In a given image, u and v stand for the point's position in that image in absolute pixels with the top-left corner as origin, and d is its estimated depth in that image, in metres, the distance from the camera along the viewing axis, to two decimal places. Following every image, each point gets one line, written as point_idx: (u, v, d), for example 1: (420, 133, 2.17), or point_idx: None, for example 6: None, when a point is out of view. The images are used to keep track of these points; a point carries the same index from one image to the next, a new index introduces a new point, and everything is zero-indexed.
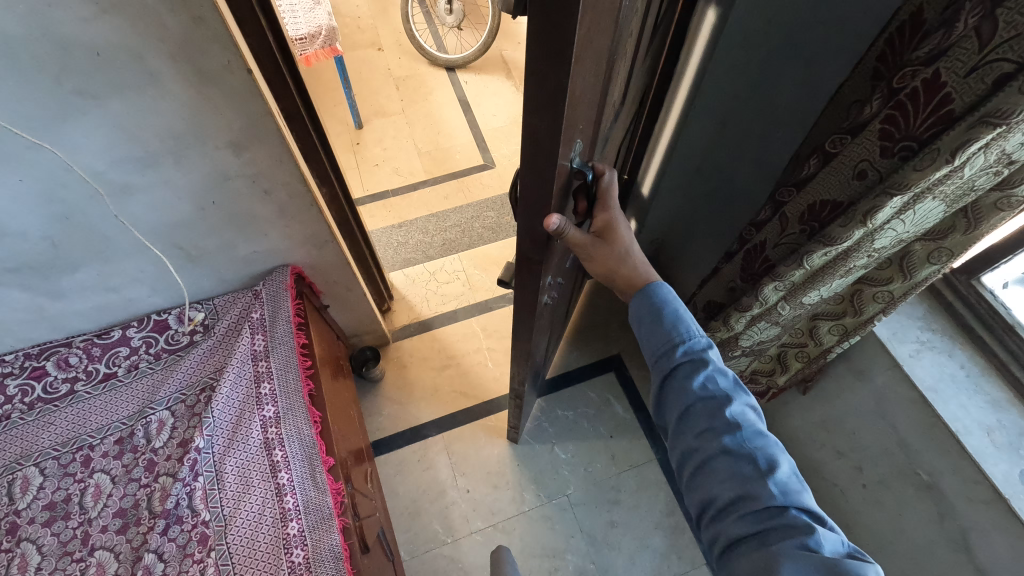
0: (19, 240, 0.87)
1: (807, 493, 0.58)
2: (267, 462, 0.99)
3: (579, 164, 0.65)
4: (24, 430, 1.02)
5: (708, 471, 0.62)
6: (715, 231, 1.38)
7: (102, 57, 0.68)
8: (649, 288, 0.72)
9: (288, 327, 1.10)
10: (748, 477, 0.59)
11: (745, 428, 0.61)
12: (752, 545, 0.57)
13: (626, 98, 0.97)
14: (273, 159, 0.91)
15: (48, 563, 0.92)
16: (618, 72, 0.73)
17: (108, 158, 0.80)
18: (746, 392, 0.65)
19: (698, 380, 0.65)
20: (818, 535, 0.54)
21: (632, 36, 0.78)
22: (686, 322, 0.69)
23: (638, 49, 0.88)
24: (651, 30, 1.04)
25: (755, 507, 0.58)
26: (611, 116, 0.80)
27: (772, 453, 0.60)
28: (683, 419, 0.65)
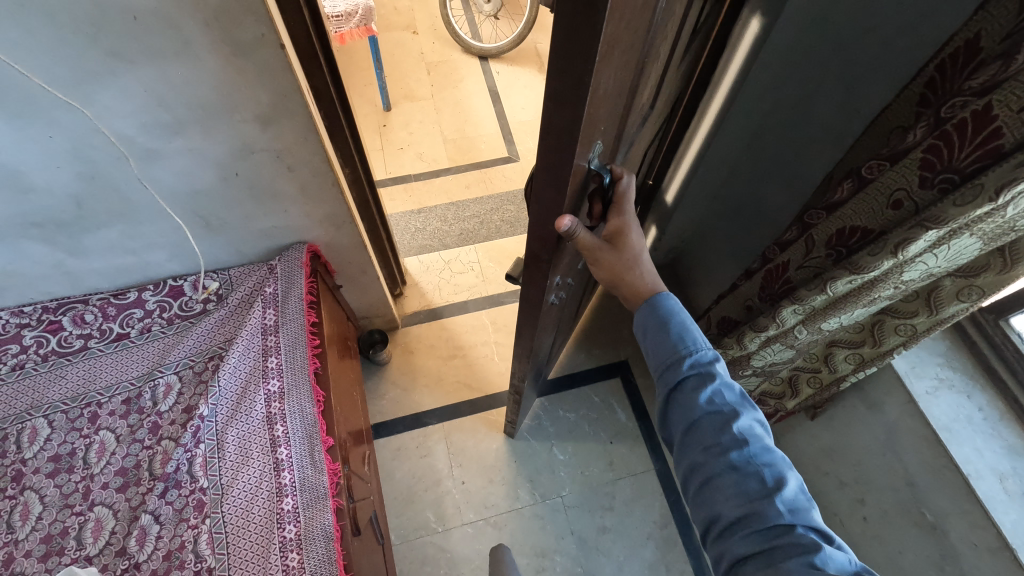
0: (45, 197, 0.88)
1: (814, 510, 0.58)
2: (267, 436, 1.00)
3: (597, 166, 0.62)
4: (37, 381, 1.04)
5: (714, 487, 0.61)
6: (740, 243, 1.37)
7: (138, 21, 0.68)
8: (655, 298, 0.70)
9: (300, 304, 1.11)
10: (754, 494, 0.58)
11: (753, 444, 0.60)
12: (759, 564, 0.56)
13: (655, 102, 0.96)
14: (299, 135, 0.91)
15: (49, 513, 0.94)
16: (648, 73, 0.71)
17: (137, 122, 0.81)
18: (753, 406, 0.64)
19: (705, 393, 0.63)
20: (825, 553, 0.53)
21: (666, 39, 0.76)
22: (694, 333, 0.67)
23: (672, 53, 0.85)
24: (690, 35, 1.01)
25: (763, 525, 0.56)
26: (636, 117, 0.78)
27: (780, 470, 0.59)
28: (689, 433, 0.64)
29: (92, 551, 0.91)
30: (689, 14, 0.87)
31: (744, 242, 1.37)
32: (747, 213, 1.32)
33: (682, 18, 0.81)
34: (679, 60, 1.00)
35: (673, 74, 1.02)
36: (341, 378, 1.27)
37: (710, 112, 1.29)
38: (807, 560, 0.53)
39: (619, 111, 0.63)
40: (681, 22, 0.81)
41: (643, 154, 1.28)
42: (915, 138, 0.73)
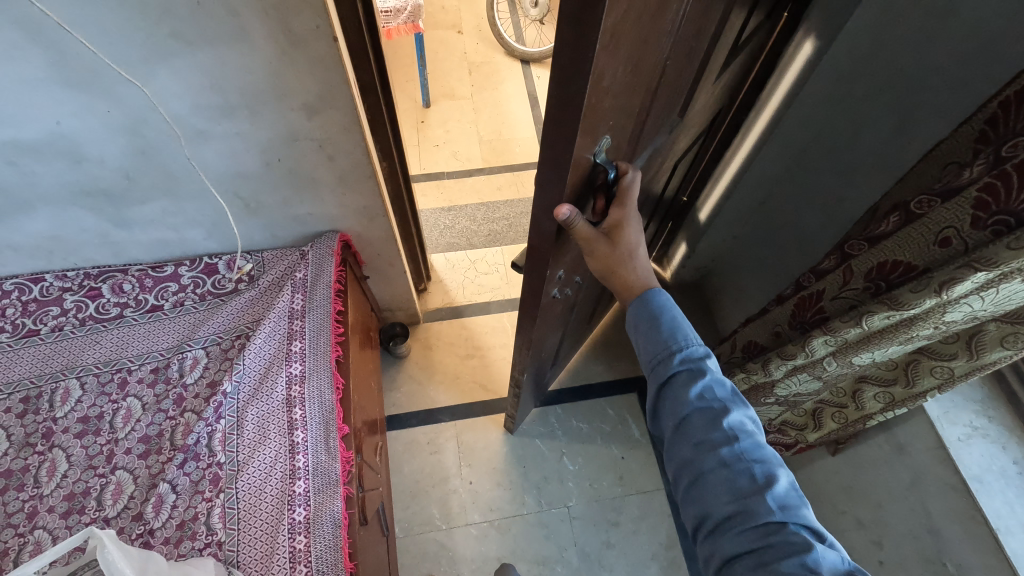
0: (98, 168, 0.92)
1: (806, 508, 0.57)
2: (285, 418, 1.02)
3: (601, 158, 0.64)
4: (74, 343, 1.08)
5: (705, 483, 0.61)
6: (775, 269, 1.36)
7: (201, 6, 0.70)
8: (647, 294, 0.71)
9: (327, 292, 1.13)
10: (744, 490, 0.58)
11: (743, 440, 0.60)
12: (750, 563, 0.56)
13: (688, 113, 0.96)
14: (342, 127, 0.93)
15: (74, 472, 0.97)
16: (668, 79, 0.73)
17: (191, 102, 0.83)
18: (743, 402, 0.64)
19: (695, 389, 0.64)
20: (816, 554, 0.53)
21: (698, 50, 0.77)
22: (685, 329, 0.68)
23: (706, 67, 0.86)
24: (734, 54, 1.02)
25: (754, 522, 0.57)
26: (654, 121, 0.80)
27: (771, 467, 0.59)
28: (680, 428, 0.64)
29: (110, 513, 0.94)
30: (731, 29, 0.86)
31: (777, 267, 1.35)
32: (783, 237, 1.30)
33: (719, 32, 0.81)
34: (719, 75, 1.00)
35: (710, 90, 1.03)
36: (360, 368, 1.29)
37: (753, 133, 1.28)
38: (798, 559, 0.53)
39: (632, 109, 0.66)
40: (717, 36, 0.82)
41: (673, 169, 1.28)
42: (970, 176, 0.71)
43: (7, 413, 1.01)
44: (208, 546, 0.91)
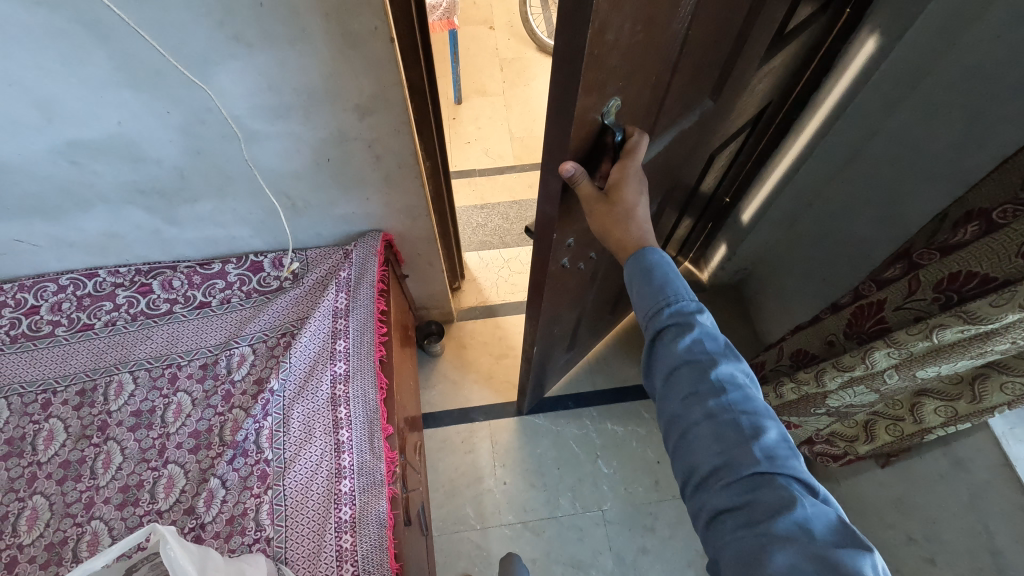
0: (154, 168, 0.93)
1: (796, 461, 0.54)
2: (331, 417, 1.03)
3: (609, 120, 0.64)
4: (126, 338, 1.11)
5: (691, 437, 0.58)
6: (824, 275, 1.32)
7: (264, 8, 0.70)
8: (642, 251, 0.67)
9: (370, 291, 1.13)
10: (731, 444, 0.55)
11: (731, 393, 0.57)
12: (735, 520, 0.52)
13: (721, 102, 0.93)
14: (392, 127, 0.92)
15: (128, 464, 0.99)
16: (690, 57, 0.72)
17: (248, 104, 0.84)
18: (735, 353, 0.61)
19: (683, 341, 0.61)
20: (802, 510, 0.50)
21: (726, 31, 0.76)
22: (677, 281, 0.65)
23: (740, 55, 0.84)
24: (784, 51, 0.99)
25: (740, 476, 0.53)
26: (676, 99, 0.79)
27: (759, 420, 0.56)
28: (667, 382, 0.61)
29: (162, 506, 0.96)
30: (772, 13, 0.83)
31: (826, 273, 1.31)
32: (836, 242, 1.27)
33: (752, 17, 0.79)
34: (763, 67, 0.97)
35: (754, 84, 1.00)
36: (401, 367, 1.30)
37: (805, 133, 1.25)
38: (784, 513, 0.50)
39: (646, 78, 0.66)
40: (748, 21, 0.79)
41: (713, 167, 1.27)
42: None
43: (64, 405, 1.04)
44: (257, 542, 0.92)
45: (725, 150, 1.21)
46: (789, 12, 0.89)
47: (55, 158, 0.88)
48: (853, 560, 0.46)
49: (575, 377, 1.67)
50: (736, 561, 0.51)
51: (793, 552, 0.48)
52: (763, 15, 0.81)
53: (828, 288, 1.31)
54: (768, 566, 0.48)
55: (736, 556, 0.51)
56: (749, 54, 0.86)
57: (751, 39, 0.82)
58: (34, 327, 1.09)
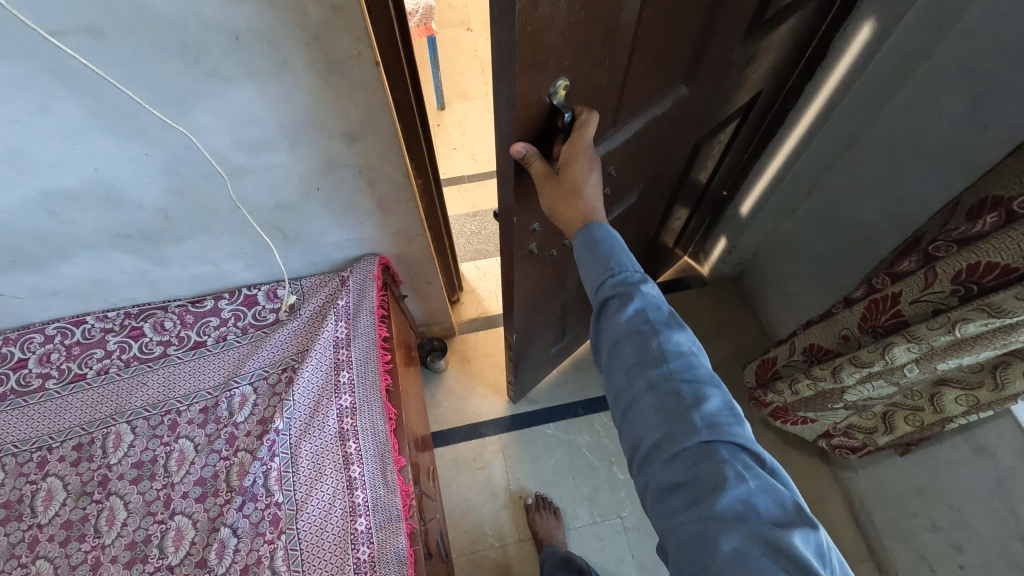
0: (136, 211, 0.89)
1: (737, 430, 0.54)
2: (339, 452, 1.00)
3: (557, 100, 0.62)
4: (121, 386, 1.06)
5: (636, 410, 0.58)
6: (829, 264, 1.31)
7: (240, 41, 0.66)
8: (588, 223, 0.65)
9: (371, 318, 1.10)
10: (673, 415, 0.55)
11: (673, 362, 0.58)
12: (678, 494, 0.52)
13: (696, 90, 0.90)
14: (382, 151, 0.89)
15: (133, 519, 0.95)
16: (646, 41, 0.69)
17: (230, 139, 0.80)
18: (678, 322, 0.60)
19: (625, 314, 0.61)
20: (741, 480, 0.50)
21: (689, 16, 0.72)
22: (621, 253, 0.64)
23: (710, 40, 0.81)
24: (768, 35, 0.94)
25: (682, 448, 0.53)
26: (637, 87, 0.76)
27: (701, 388, 0.56)
28: (613, 356, 0.62)
29: (173, 560, 0.92)
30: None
31: (832, 263, 1.30)
32: (842, 231, 1.25)
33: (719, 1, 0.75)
34: (745, 53, 0.92)
35: (738, 71, 0.96)
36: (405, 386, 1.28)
37: (802, 123, 1.23)
38: (723, 484, 0.50)
39: (599, 60, 0.64)
40: (715, 6, 0.76)
41: (706, 157, 1.24)
42: None
43: (60, 462, 1.00)
44: None
45: (716, 138, 1.19)
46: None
47: (31, 209, 0.83)
48: (790, 534, 0.46)
49: (583, 382, 1.65)
50: (682, 539, 0.50)
51: (733, 524, 0.48)
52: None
53: (836, 279, 1.29)
54: (711, 542, 0.48)
55: (680, 529, 0.51)
56: (721, 38, 0.83)
57: (719, 24, 0.79)
58: (22, 381, 1.05)
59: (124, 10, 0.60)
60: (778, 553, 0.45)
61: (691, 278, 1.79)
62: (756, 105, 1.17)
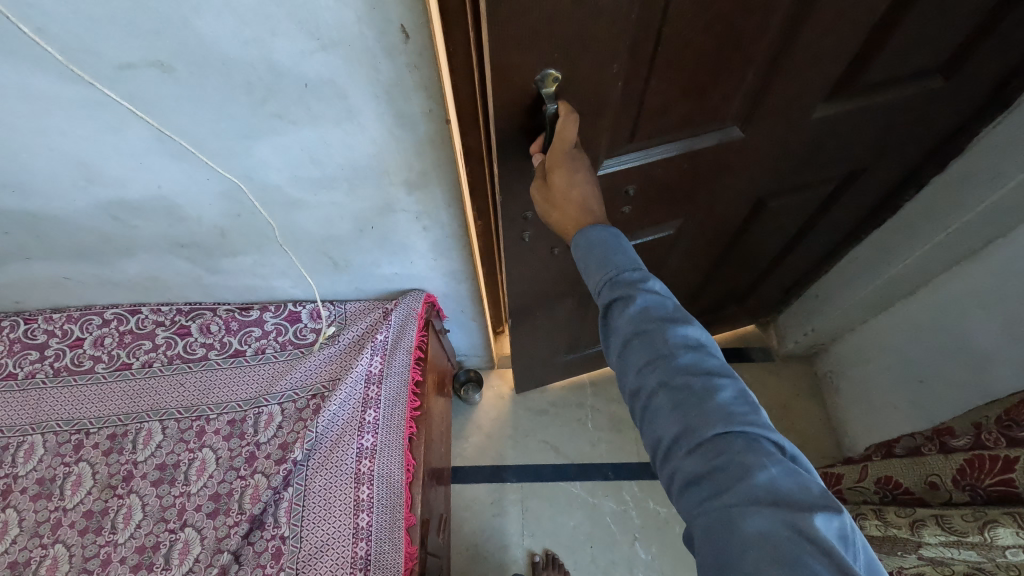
0: (196, 226, 0.89)
1: (760, 419, 0.43)
2: (352, 495, 0.97)
3: (545, 91, 0.55)
4: (160, 382, 1.08)
5: (647, 407, 0.46)
6: (930, 379, 1.17)
7: (309, 89, 0.62)
8: (586, 226, 0.57)
9: (406, 358, 1.07)
10: (690, 410, 0.43)
11: (684, 351, 0.46)
12: (702, 496, 0.41)
13: (757, 136, 0.80)
14: (442, 201, 0.84)
15: (147, 523, 0.96)
16: (678, 65, 0.61)
17: (290, 175, 0.77)
18: (683, 308, 0.49)
19: (630, 306, 0.49)
20: (772, 474, 0.39)
21: (740, 47, 0.62)
22: (621, 246, 0.54)
23: (772, 83, 0.70)
24: (860, 100, 0.80)
25: (703, 444, 0.42)
26: (659, 110, 0.68)
27: (717, 378, 0.45)
28: (617, 355, 0.49)
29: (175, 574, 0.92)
30: (834, 46, 0.67)
31: (932, 378, 1.17)
32: (947, 343, 1.13)
33: (787, 41, 0.64)
34: (824, 111, 0.79)
35: (819, 134, 0.84)
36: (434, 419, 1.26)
37: (914, 221, 1.10)
38: (751, 484, 0.39)
39: (606, 68, 0.57)
40: (782, 45, 0.65)
41: (785, 224, 1.12)
42: None
43: (94, 449, 1.03)
44: None
45: (799, 207, 1.06)
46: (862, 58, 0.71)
47: (99, 213, 0.85)
48: (822, 521, 0.37)
49: (618, 445, 1.54)
50: (707, 544, 0.40)
51: (772, 531, 0.37)
52: (812, 45, 0.65)
53: (934, 395, 1.17)
54: (745, 550, 0.37)
55: (707, 537, 0.40)
56: (792, 85, 0.71)
57: (788, 67, 0.67)
58: (76, 361, 1.09)
59: (196, 49, 0.57)
60: (816, 551, 0.36)
61: (756, 350, 1.63)
62: (862, 190, 1.05)
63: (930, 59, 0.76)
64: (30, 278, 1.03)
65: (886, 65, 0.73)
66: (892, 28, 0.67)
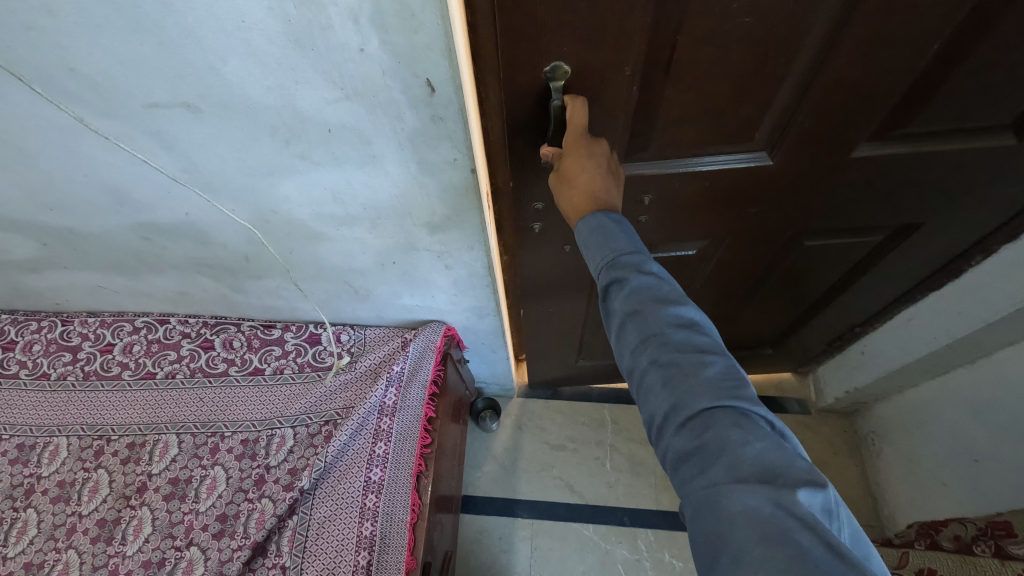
0: (221, 249, 0.89)
1: (747, 393, 0.46)
2: (355, 531, 0.96)
3: (554, 85, 0.59)
4: (180, 394, 1.10)
5: (641, 386, 0.50)
6: (987, 460, 1.07)
7: (332, 133, 0.61)
8: (590, 213, 0.57)
9: (421, 393, 1.05)
10: (678, 389, 0.46)
11: (676, 331, 0.49)
12: (690, 468, 0.44)
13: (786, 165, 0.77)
14: (465, 244, 0.81)
15: (155, 538, 0.97)
16: (697, 72, 0.61)
17: (312, 211, 0.76)
18: (678, 287, 0.52)
19: (625, 289, 0.52)
20: (754, 444, 0.42)
21: (764, 66, 0.61)
22: (621, 230, 0.55)
23: (802, 111, 0.67)
24: (910, 148, 0.74)
25: (690, 420, 0.45)
26: (676, 119, 0.68)
27: (704, 356, 0.47)
28: (615, 337, 0.53)
29: None
30: (874, 79, 0.63)
31: (990, 457, 1.07)
32: (1010, 427, 1.03)
33: (817, 68, 0.62)
34: (866, 152, 0.75)
35: (860, 178, 0.80)
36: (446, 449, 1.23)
37: (977, 290, 1.00)
38: (733, 455, 0.42)
39: (618, 68, 0.59)
40: (811, 71, 0.63)
41: (829, 267, 1.05)
42: None
43: (113, 456, 1.05)
44: None
45: (842, 252, 1.00)
46: (913, 99, 0.67)
47: (131, 233, 0.86)
48: (804, 496, 0.39)
49: (636, 489, 1.48)
50: (697, 513, 0.43)
51: (752, 500, 0.40)
52: (844, 76, 0.62)
53: (990, 482, 1.06)
54: (728, 518, 0.40)
55: (695, 506, 0.43)
56: (826, 115, 0.68)
57: (818, 97, 0.65)
58: (105, 366, 1.12)
59: (222, 93, 0.56)
60: (799, 523, 0.37)
61: (791, 402, 1.53)
62: (919, 247, 0.97)
63: (1000, 113, 0.69)
64: (68, 284, 1.06)
65: (941, 110, 0.68)
66: (947, 70, 0.62)
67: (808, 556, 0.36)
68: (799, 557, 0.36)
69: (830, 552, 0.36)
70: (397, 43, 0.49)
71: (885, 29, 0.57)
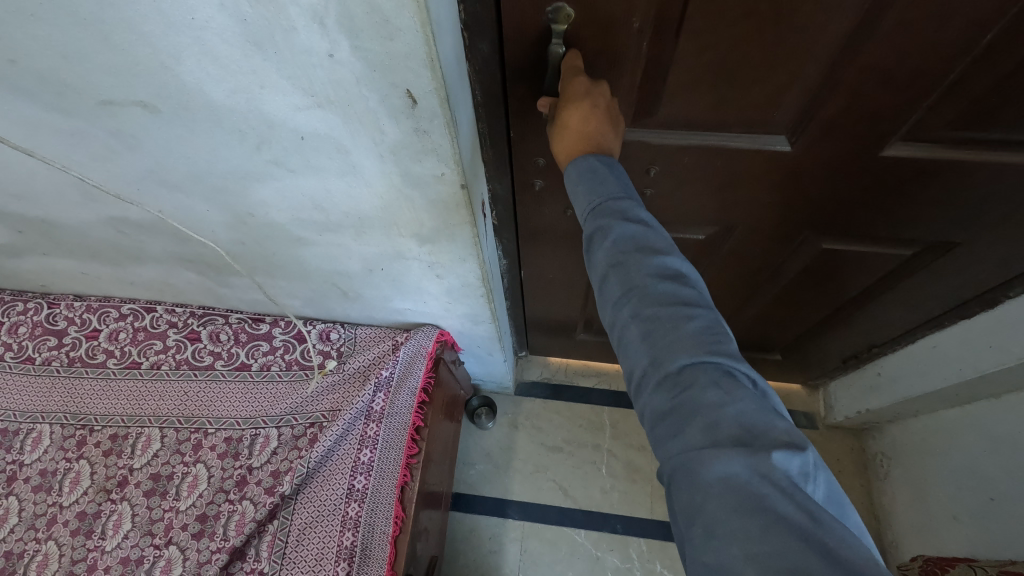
0: (201, 246, 0.84)
1: (730, 351, 0.42)
2: (336, 540, 0.94)
3: (556, 28, 0.53)
4: (164, 387, 1.06)
5: (622, 343, 0.46)
6: (1003, 499, 1.01)
7: (306, 141, 0.54)
8: (585, 159, 0.52)
9: (409, 400, 1.00)
10: (657, 345, 0.43)
11: (659, 283, 0.45)
12: (667, 429, 0.41)
13: (812, 157, 0.69)
14: (456, 255, 0.75)
15: (134, 534, 0.96)
16: (712, 38, 0.54)
17: (291, 216, 0.70)
18: (665, 236, 0.48)
19: (609, 239, 0.48)
20: (734, 403, 0.39)
21: (789, 42, 0.54)
22: (612, 175, 0.51)
23: (828, 94, 0.60)
24: (956, 159, 0.65)
25: (669, 379, 0.42)
26: (688, 90, 0.61)
27: (687, 311, 0.44)
28: (598, 291, 0.49)
29: None
30: (916, 70, 0.56)
31: (1007, 495, 1.00)
32: None
33: (846, 46, 0.55)
34: (898, 151, 0.66)
35: (894, 186, 0.72)
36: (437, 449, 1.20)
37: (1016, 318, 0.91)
38: (712, 415, 0.39)
39: (624, 18, 0.52)
40: (842, 52, 0.55)
41: (853, 277, 0.97)
42: None
43: (95, 448, 1.03)
44: None
45: (867, 264, 0.92)
46: (962, 103, 0.58)
47: (106, 226, 0.81)
48: (781, 457, 0.36)
49: (631, 495, 1.44)
50: (673, 478, 0.40)
51: (728, 461, 0.37)
52: (884, 60, 0.55)
53: (1006, 524, 1.00)
54: (702, 482, 0.37)
55: (670, 470, 0.41)
56: (857, 106, 0.60)
57: (848, 84, 0.58)
58: (89, 353, 1.08)
59: (182, 94, 0.50)
60: (775, 488, 0.34)
61: (800, 415, 1.46)
62: (950, 271, 0.89)
63: None
64: (50, 269, 1.01)
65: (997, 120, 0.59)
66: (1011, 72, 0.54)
67: (785, 523, 0.33)
68: (777, 526, 0.33)
69: (807, 519, 0.33)
70: (372, 50, 0.42)
71: (928, 8, 0.49)
